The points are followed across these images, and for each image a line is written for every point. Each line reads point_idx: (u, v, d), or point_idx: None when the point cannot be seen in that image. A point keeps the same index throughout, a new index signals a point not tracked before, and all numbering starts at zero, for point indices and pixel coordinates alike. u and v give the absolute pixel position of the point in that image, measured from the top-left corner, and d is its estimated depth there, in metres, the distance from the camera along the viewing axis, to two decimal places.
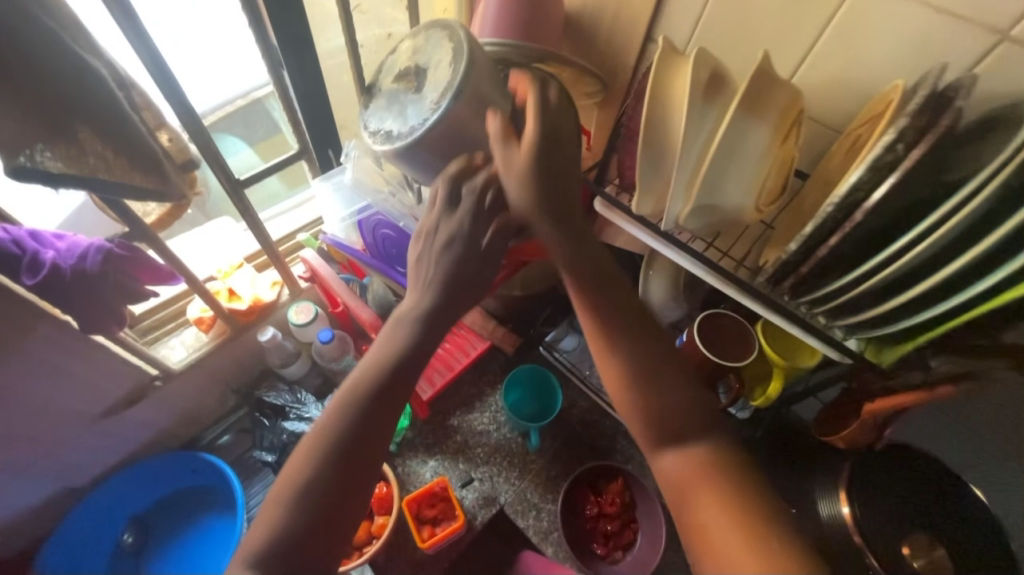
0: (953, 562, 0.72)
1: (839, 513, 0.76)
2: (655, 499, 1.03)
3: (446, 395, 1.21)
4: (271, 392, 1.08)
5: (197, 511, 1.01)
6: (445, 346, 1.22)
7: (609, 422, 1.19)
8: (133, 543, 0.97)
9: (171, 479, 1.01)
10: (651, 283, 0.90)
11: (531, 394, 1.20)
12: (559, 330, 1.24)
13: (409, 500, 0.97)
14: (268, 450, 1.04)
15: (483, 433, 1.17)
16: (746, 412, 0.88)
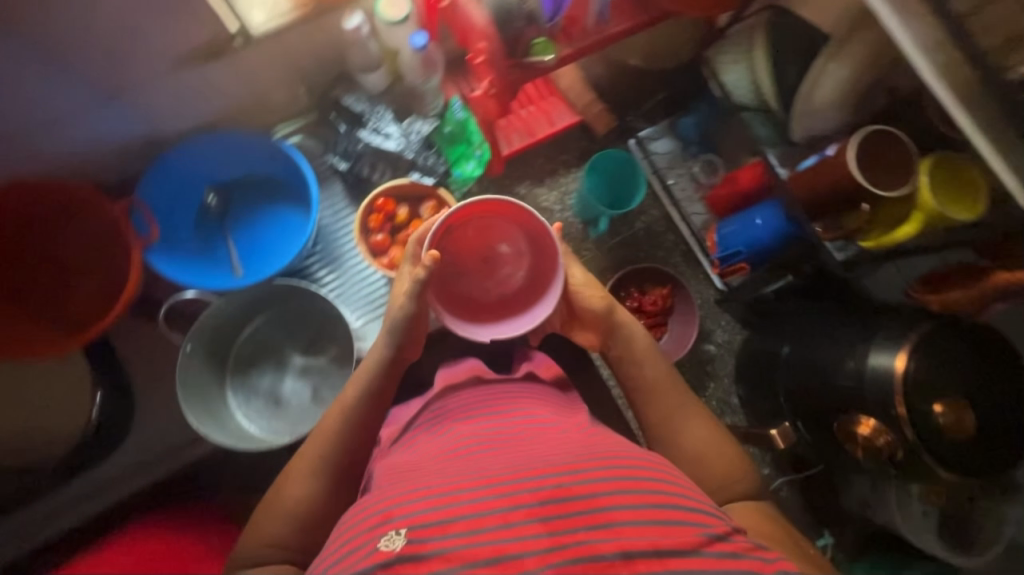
0: (977, 426, 0.75)
1: (891, 364, 0.77)
2: (694, 310, 1.09)
3: (520, 163, 1.16)
4: (349, 95, 1.00)
5: (272, 198, 1.05)
6: (530, 109, 1.09)
7: (672, 238, 1.18)
8: (216, 206, 1.02)
9: (252, 158, 1.01)
10: (822, 77, 0.75)
11: (611, 182, 1.12)
12: (658, 129, 1.14)
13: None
14: (341, 158, 1.01)
15: (548, 210, 1.16)
16: (841, 255, 0.78)
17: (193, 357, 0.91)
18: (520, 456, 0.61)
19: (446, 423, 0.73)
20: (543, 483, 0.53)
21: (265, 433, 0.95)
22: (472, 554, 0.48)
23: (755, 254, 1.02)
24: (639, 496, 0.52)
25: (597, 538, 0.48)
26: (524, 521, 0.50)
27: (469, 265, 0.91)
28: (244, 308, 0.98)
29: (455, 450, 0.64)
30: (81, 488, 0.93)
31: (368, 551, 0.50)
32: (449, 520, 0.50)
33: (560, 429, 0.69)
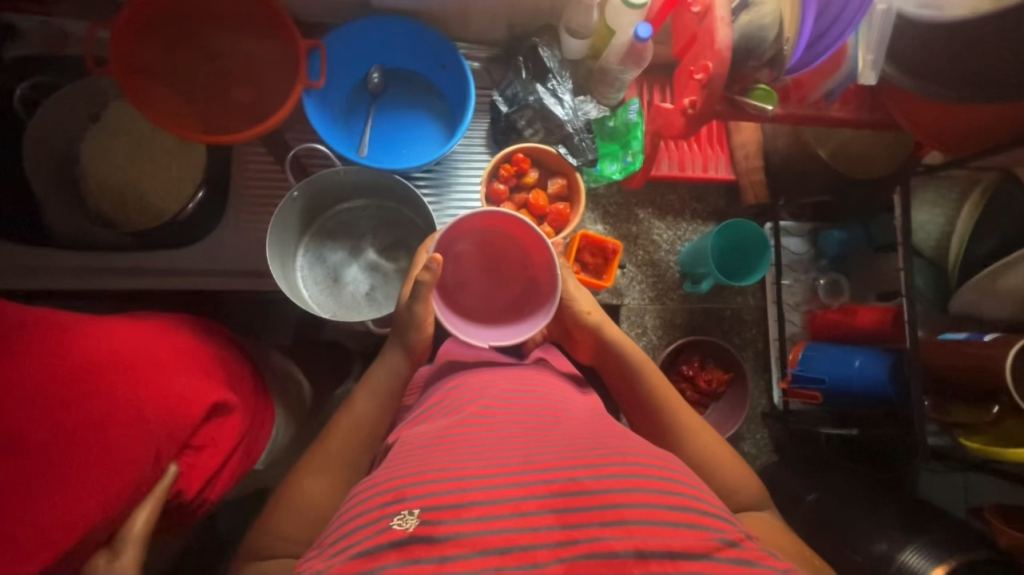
0: None
1: (925, 571, 0.72)
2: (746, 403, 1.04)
3: (654, 189, 1.14)
4: (546, 49, 0.99)
5: (425, 102, 1.08)
6: (693, 147, 1.09)
7: (754, 332, 1.14)
8: (375, 85, 1.05)
9: (429, 60, 1.04)
10: (1021, 264, 0.71)
11: (728, 250, 1.07)
12: (797, 227, 1.13)
13: (585, 235, 0.98)
14: (504, 99, 1.01)
15: (655, 245, 1.14)
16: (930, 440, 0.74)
17: (294, 205, 0.94)
18: (532, 442, 0.60)
19: (461, 397, 0.72)
20: (557, 475, 0.53)
21: (313, 301, 0.99)
22: (482, 542, 0.47)
23: (833, 391, 0.96)
24: (656, 499, 0.51)
25: (610, 535, 0.47)
26: (536, 513, 0.49)
27: (477, 273, 0.93)
28: (351, 185, 1.00)
29: (466, 427, 0.64)
30: (141, 261, 0.96)
31: (381, 527, 0.50)
32: (461, 505, 0.50)
33: (572, 420, 0.68)
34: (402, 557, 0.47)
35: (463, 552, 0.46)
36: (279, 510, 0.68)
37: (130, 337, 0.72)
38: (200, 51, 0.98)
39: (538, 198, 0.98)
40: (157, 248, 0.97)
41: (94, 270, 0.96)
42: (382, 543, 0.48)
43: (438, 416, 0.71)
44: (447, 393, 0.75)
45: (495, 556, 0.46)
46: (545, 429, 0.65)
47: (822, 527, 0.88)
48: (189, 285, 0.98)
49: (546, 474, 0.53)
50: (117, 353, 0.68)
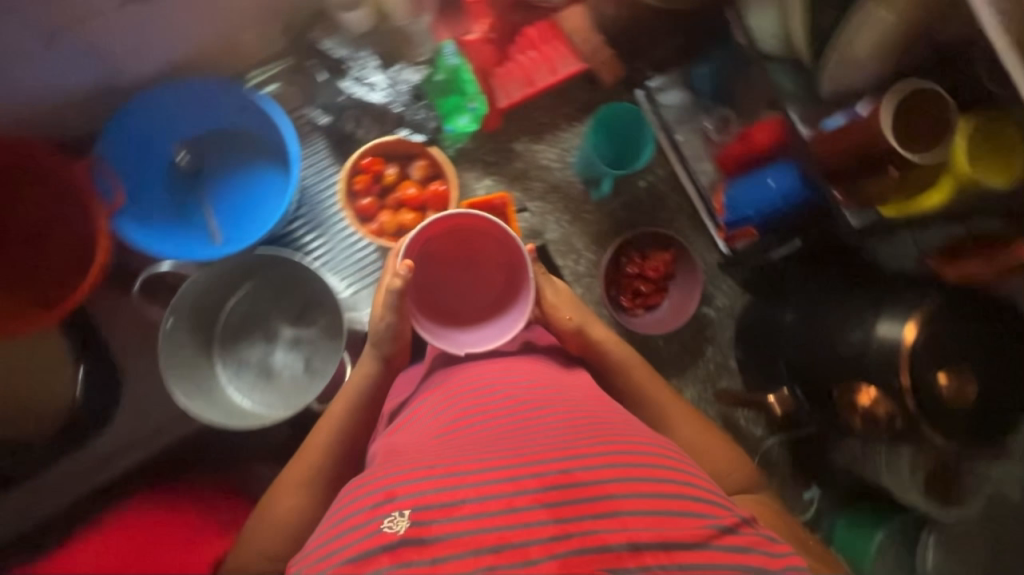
0: (979, 396, 0.74)
1: (900, 335, 0.75)
2: (697, 277, 1.05)
3: (518, 115, 1.07)
4: (327, 40, 0.90)
5: (248, 155, 0.96)
6: (530, 55, 0.97)
7: (677, 198, 1.12)
8: (188, 164, 0.94)
9: (224, 111, 0.93)
10: (864, 25, 0.69)
11: (613, 137, 1.06)
12: (669, 79, 1.06)
13: (468, 204, 0.95)
14: (321, 112, 0.93)
15: (547, 168, 1.09)
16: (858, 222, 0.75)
17: (177, 331, 0.87)
18: (526, 430, 0.60)
19: (446, 393, 0.71)
20: (550, 468, 0.53)
21: (258, 407, 0.93)
22: (478, 539, 0.47)
23: (765, 218, 0.97)
24: (650, 489, 0.53)
25: (604, 528, 0.49)
26: (529, 508, 0.49)
27: (445, 278, 0.88)
28: (224, 280, 0.93)
29: (458, 425, 0.63)
30: (63, 471, 0.87)
31: (371, 531, 0.49)
32: (453, 504, 0.50)
33: (565, 398, 0.68)
34: (395, 561, 0.46)
35: (454, 554, 0.47)
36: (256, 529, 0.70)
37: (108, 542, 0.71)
38: None
39: (407, 191, 0.92)
40: (66, 453, 0.86)
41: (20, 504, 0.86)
42: (373, 549, 0.47)
43: (422, 419, 0.69)
44: (431, 391, 0.74)
45: (489, 555, 0.47)
46: (538, 412, 0.64)
47: (805, 341, 0.91)
48: (126, 465, 0.89)
49: (542, 465, 0.53)
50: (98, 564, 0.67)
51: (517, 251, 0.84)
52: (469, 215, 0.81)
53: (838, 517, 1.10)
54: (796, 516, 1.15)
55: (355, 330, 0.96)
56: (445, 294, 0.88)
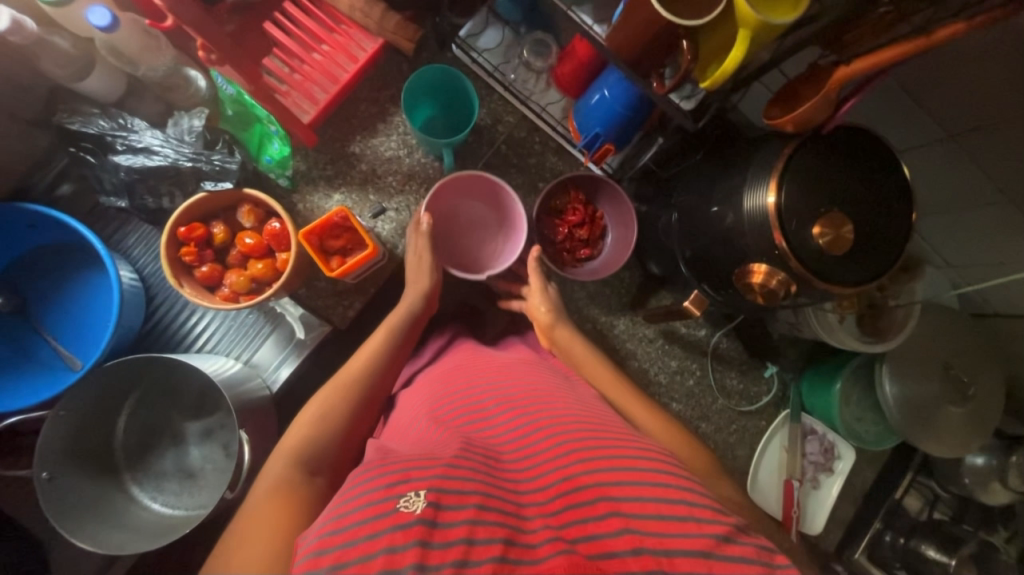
0: (858, 234, 0.71)
1: (765, 202, 0.72)
2: (622, 198, 1.00)
3: (340, 117, 0.99)
4: (74, 120, 0.80)
5: (69, 268, 0.87)
6: (324, 50, 0.92)
7: (538, 138, 1.06)
8: (6, 305, 0.85)
9: (12, 233, 0.83)
10: None
11: (447, 101, 1.01)
12: (477, 22, 0.97)
13: (307, 235, 0.83)
14: (115, 195, 0.83)
15: (393, 159, 1.02)
16: (690, 103, 0.73)
17: (60, 480, 0.80)
18: (533, 428, 0.63)
19: (453, 393, 0.74)
20: (555, 476, 0.55)
21: (192, 512, 0.89)
22: (489, 527, 0.49)
23: (614, 132, 0.92)
24: (652, 485, 0.54)
25: (608, 533, 0.50)
26: (536, 513, 0.52)
27: (456, 240, 1.02)
28: (98, 405, 0.86)
29: (469, 428, 0.66)
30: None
31: (388, 509, 0.49)
32: (465, 490, 0.52)
33: (564, 398, 0.71)
34: (408, 540, 0.47)
35: (465, 539, 0.48)
36: (306, 415, 0.68)
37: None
38: None
39: (245, 243, 0.85)
40: None
41: None
42: (386, 527, 0.48)
43: (429, 412, 0.72)
44: (431, 393, 0.77)
45: (498, 546, 0.48)
46: (542, 406, 0.67)
47: (694, 236, 0.88)
48: None
49: (551, 470, 0.56)
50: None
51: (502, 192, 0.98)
52: (462, 178, 0.96)
53: (803, 381, 1.17)
54: (763, 395, 1.18)
55: (258, 399, 0.90)
56: (457, 251, 1.03)
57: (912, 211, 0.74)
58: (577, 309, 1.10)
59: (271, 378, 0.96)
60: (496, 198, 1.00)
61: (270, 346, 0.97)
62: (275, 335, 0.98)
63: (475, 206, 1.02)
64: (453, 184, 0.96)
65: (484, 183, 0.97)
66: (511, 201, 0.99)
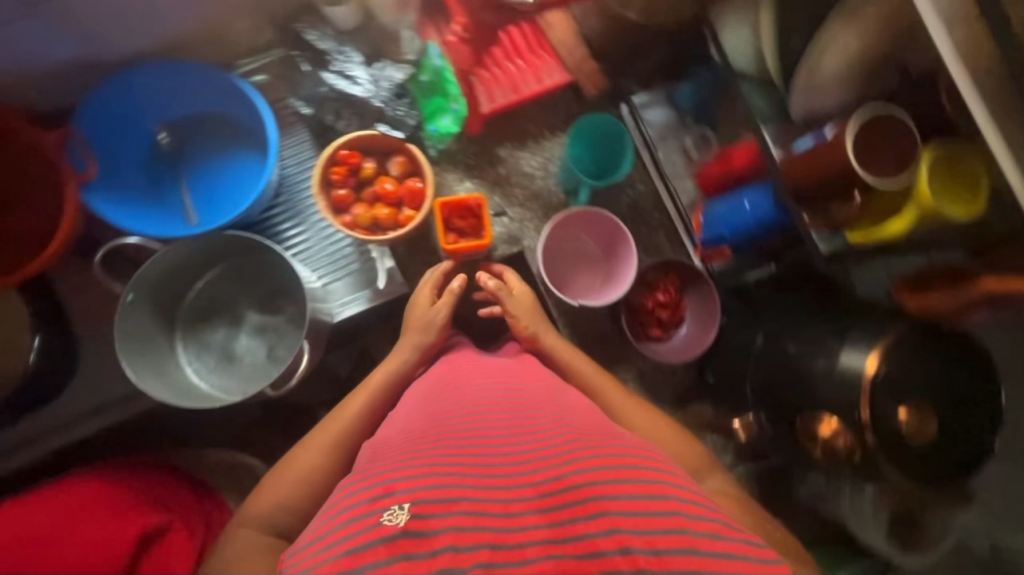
0: (939, 434, 0.72)
1: (862, 364, 0.74)
2: (713, 300, 1.03)
3: (502, 122, 1.09)
4: (312, 32, 0.93)
5: (230, 140, 0.97)
6: (518, 64, 0.98)
7: (657, 214, 1.13)
8: (170, 144, 0.96)
9: (205, 93, 0.93)
10: (827, 48, 0.69)
11: (597, 150, 1.07)
12: (653, 97, 1.05)
13: (441, 203, 0.91)
14: (304, 102, 0.95)
15: (528, 176, 1.09)
16: (827, 247, 0.75)
17: (137, 307, 0.85)
18: (521, 428, 0.60)
19: (443, 391, 0.71)
20: (542, 476, 0.52)
21: (215, 390, 0.92)
22: (476, 533, 0.47)
23: (738, 239, 0.97)
24: (642, 486, 0.51)
25: (597, 532, 0.47)
26: (523, 513, 0.49)
27: (568, 268, 1.08)
28: (193, 261, 0.92)
29: (451, 419, 0.62)
30: (7, 440, 0.85)
31: (372, 523, 0.48)
32: (451, 497, 0.49)
33: (554, 401, 0.68)
34: (394, 554, 0.46)
35: (453, 545, 0.46)
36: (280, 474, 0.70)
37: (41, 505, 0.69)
38: None
39: (384, 186, 0.93)
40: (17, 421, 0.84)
41: None
42: (371, 542, 0.46)
43: (429, 399, 0.70)
44: (423, 388, 0.75)
45: (484, 551, 0.46)
46: (531, 411, 0.64)
47: (771, 364, 0.89)
48: (74, 439, 0.87)
49: (536, 471, 0.53)
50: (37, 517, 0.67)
51: (616, 232, 1.05)
52: (584, 213, 1.04)
53: None
54: None
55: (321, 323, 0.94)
56: (566, 279, 1.08)
57: (995, 438, 0.75)
58: (622, 379, 1.12)
59: (334, 309, 0.98)
60: (610, 245, 1.07)
61: (347, 283, 1.01)
62: (356, 275, 1.02)
63: (589, 242, 1.09)
64: (570, 217, 1.04)
65: (604, 221, 1.05)
66: (620, 243, 1.05)
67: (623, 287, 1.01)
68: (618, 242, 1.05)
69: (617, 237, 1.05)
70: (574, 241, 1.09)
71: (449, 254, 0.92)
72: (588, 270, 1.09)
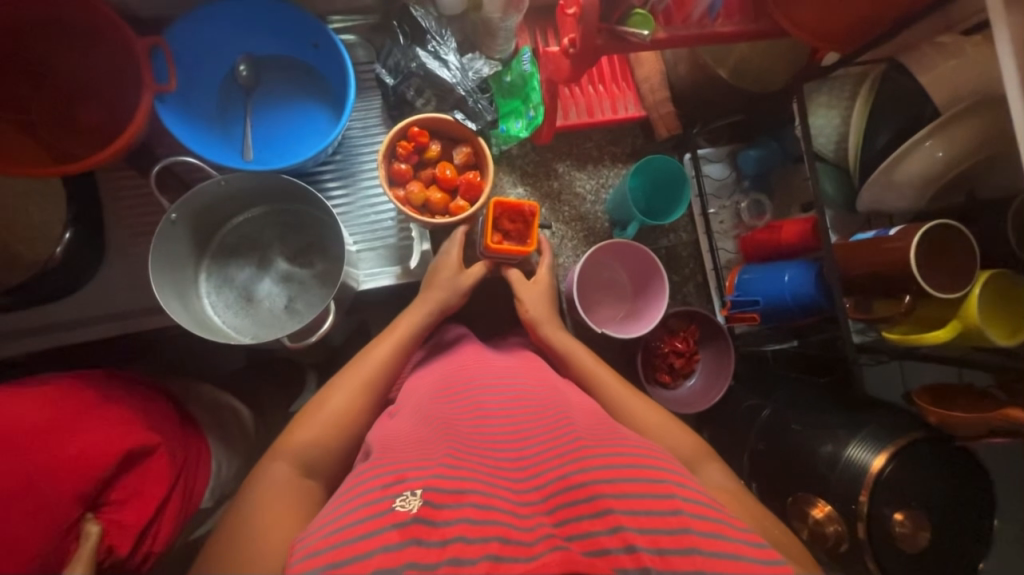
0: (929, 545, 0.73)
1: (869, 461, 0.74)
2: (729, 362, 1.03)
3: (568, 139, 1.10)
4: (418, 8, 0.93)
5: (305, 90, 0.98)
6: (598, 89, 1.05)
7: (693, 264, 1.15)
8: (246, 78, 0.95)
9: (295, 39, 0.94)
10: (912, 152, 0.70)
11: (652, 189, 1.08)
12: (717, 152, 1.09)
13: (496, 202, 0.91)
14: (388, 71, 0.95)
15: (579, 196, 1.11)
16: (858, 338, 0.79)
17: (177, 227, 0.84)
18: (529, 430, 0.57)
19: (453, 389, 0.67)
20: (549, 476, 0.48)
21: (228, 327, 0.91)
22: (485, 526, 0.42)
23: (771, 310, 0.97)
24: (649, 483, 0.47)
25: (602, 530, 0.42)
26: (530, 514, 0.45)
27: (597, 293, 1.08)
28: (239, 196, 0.92)
29: (460, 420, 0.59)
30: (19, 325, 0.85)
31: (381, 509, 0.44)
32: (460, 489, 0.46)
33: (559, 401, 0.64)
34: (404, 540, 0.41)
35: (462, 536, 0.41)
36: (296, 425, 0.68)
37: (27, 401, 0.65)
38: (21, 73, 0.82)
39: (444, 171, 0.93)
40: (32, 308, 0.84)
41: None
42: (382, 526, 0.43)
43: (438, 391, 0.68)
44: (432, 382, 0.72)
45: (495, 543, 0.41)
46: (538, 412, 0.61)
47: (775, 438, 0.90)
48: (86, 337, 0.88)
49: (544, 471, 0.49)
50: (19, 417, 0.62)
51: (650, 270, 1.04)
52: (623, 245, 1.04)
53: None
54: None
55: (348, 287, 0.93)
56: (591, 303, 1.08)
57: (981, 559, 0.76)
58: None
59: (362, 277, 0.98)
60: (642, 281, 1.07)
61: (381, 254, 1.01)
62: (391, 249, 1.01)
63: (622, 275, 1.09)
64: (608, 246, 1.03)
65: (640, 256, 1.04)
66: (653, 282, 1.04)
67: (645, 327, 1.01)
68: (649, 278, 1.04)
69: (650, 275, 1.04)
70: (606, 268, 1.09)
71: (489, 252, 0.90)
72: (615, 302, 1.09)
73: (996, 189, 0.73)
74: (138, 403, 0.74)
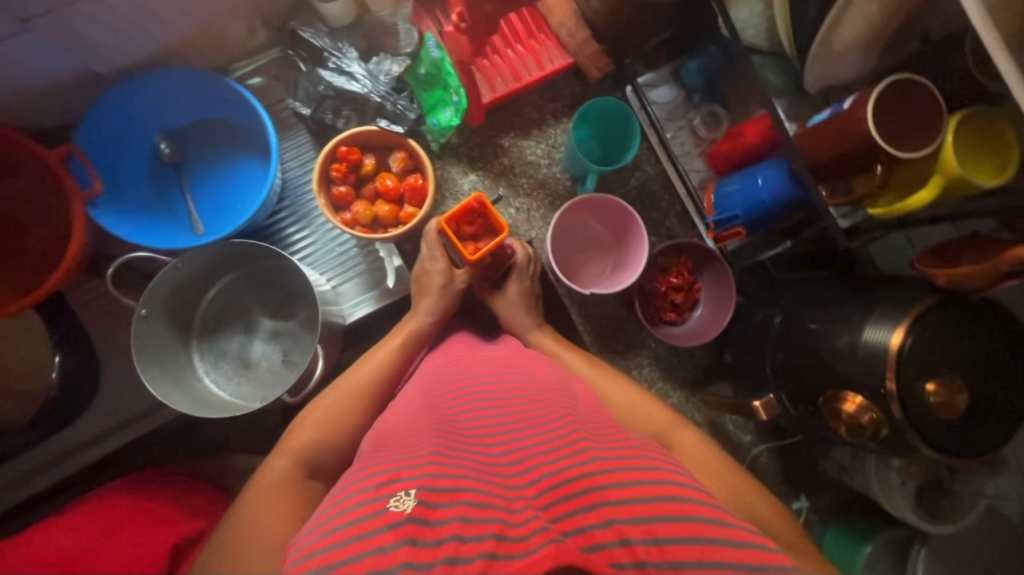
0: (970, 408, 0.71)
1: (888, 339, 0.72)
2: (729, 282, 1.01)
3: (504, 111, 1.06)
4: (307, 29, 0.90)
5: (231, 147, 0.96)
6: (517, 50, 1.00)
7: (667, 197, 1.10)
8: (170, 155, 0.93)
9: (201, 100, 0.92)
10: (846, 14, 0.66)
11: (603, 134, 1.04)
12: (658, 76, 1.03)
13: (445, 221, 0.86)
14: (302, 102, 0.93)
15: (533, 164, 1.07)
16: (846, 222, 0.75)
17: (150, 320, 0.85)
18: (521, 422, 0.57)
19: (444, 382, 0.67)
20: (544, 469, 0.48)
21: (234, 399, 0.93)
22: (481, 524, 0.41)
23: (752, 219, 0.94)
24: (640, 477, 0.48)
25: (597, 524, 0.42)
26: (526, 506, 0.44)
27: (578, 254, 1.06)
28: (202, 272, 0.91)
29: (451, 415, 0.59)
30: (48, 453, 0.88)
31: (375, 510, 0.43)
32: (455, 488, 0.45)
33: (550, 389, 0.65)
34: (399, 540, 0.40)
35: (458, 534, 0.41)
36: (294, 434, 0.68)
37: (79, 523, 0.68)
38: None
39: (385, 182, 0.91)
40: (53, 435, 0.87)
41: (16, 480, 0.88)
42: (376, 526, 0.42)
43: (427, 390, 0.67)
44: (422, 380, 0.72)
45: (490, 540, 0.40)
46: (529, 402, 0.61)
47: (791, 343, 0.88)
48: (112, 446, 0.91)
49: (538, 463, 0.49)
50: (62, 545, 0.64)
51: (625, 216, 1.01)
52: (591, 200, 1.01)
53: (829, 527, 1.08)
54: None
55: (334, 325, 0.93)
56: (575, 266, 1.05)
57: None
58: (639, 365, 1.11)
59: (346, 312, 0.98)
60: (620, 229, 1.04)
61: (358, 283, 1.00)
62: (366, 276, 1.00)
63: (598, 229, 1.06)
64: (575, 205, 1.01)
65: (610, 204, 1.01)
66: (631, 227, 1.01)
67: (634, 274, 0.98)
68: (625, 224, 1.02)
69: (626, 220, 1.01)
70: (580, 227, 1.05)
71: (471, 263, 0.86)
72: (601, 257, 1.06)
73: (950, 25, 0.67)
74: (163, 504, 0.75)
